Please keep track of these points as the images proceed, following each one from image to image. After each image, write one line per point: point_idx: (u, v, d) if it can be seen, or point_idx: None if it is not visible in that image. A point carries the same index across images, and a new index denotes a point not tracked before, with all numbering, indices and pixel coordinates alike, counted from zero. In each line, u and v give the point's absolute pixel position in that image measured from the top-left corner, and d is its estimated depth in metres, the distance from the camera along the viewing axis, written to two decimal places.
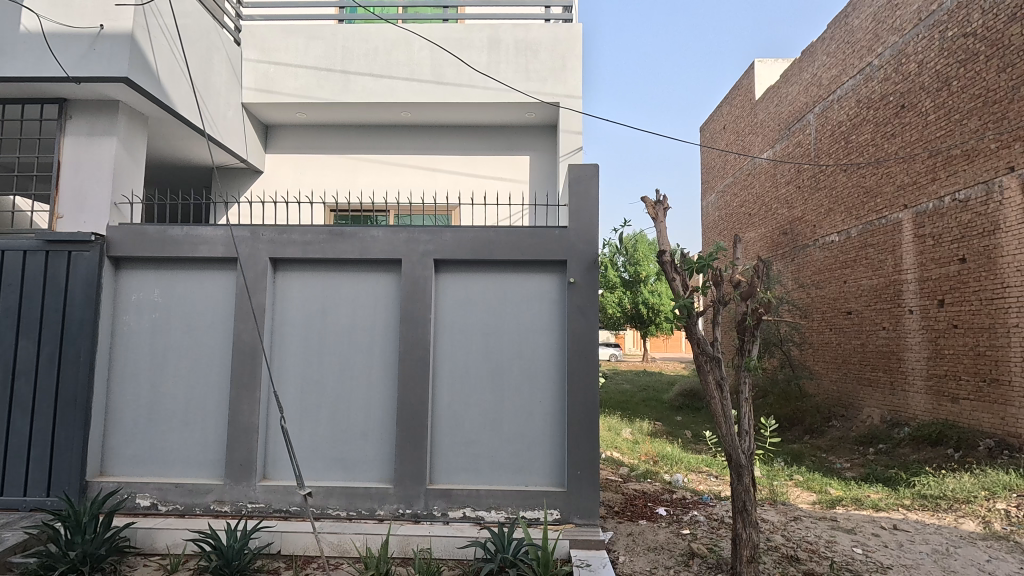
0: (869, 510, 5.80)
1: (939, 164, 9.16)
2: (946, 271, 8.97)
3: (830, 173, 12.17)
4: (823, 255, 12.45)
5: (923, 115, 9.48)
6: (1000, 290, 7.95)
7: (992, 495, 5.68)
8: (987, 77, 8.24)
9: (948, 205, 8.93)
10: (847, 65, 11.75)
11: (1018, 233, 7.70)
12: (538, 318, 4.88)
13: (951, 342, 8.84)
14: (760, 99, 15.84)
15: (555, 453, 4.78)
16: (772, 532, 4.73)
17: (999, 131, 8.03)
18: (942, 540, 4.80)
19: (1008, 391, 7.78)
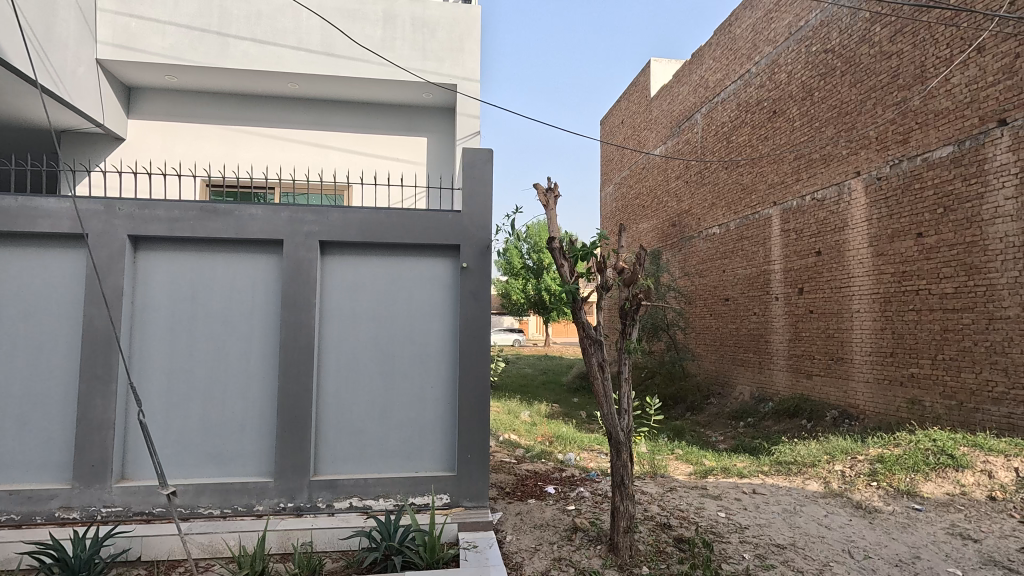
0: (735, 477, 6.41)
1: (802, 166, 10.19)
2: (805, 262, 10.04)
3: (713, 170, 13.13)
4: (706, 246, 13.45)
5: (791, 121, 10.47)
6: (846, 280, 9.04)
7: (832, 459, 6.47)
8: (841, 90, 9.25)
9: (808, 203, 9.98)
10: (730, 70, 12.68)
11: (861, 230, 8.78)
12: (430, 303, 4.81)
13: (807, 326, 9.94)
14: (654, 96, 16.71)
15: (446, 439, 4.76)
16: (649, 503, 5.06)
17: (849, 138, 9.07)
18: (791, 500, 5.40)
19: (850, 368, 8.91)
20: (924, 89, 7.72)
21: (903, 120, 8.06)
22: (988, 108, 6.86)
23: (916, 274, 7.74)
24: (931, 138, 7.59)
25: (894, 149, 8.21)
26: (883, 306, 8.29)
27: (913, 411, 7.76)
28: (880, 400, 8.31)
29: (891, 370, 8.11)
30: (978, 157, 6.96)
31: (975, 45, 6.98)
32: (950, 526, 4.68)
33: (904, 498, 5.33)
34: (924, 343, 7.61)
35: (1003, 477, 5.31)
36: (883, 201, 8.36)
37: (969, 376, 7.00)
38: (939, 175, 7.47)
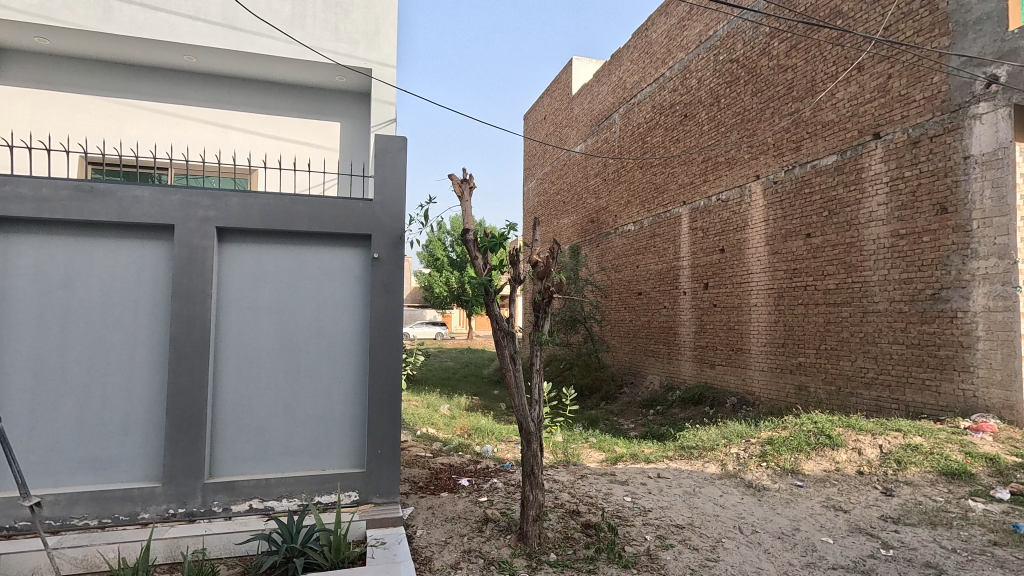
0: (642, 462, 6.72)
1: (708, 168, 10.81)
2: (710, 259, 10.66)
3: (629, 169, 13.63)
4: (621, 242, 13.96)
5: (700, 125, 11.06)
6: (746, 276, 9.71)
7: (729, 442, 6.93)
8: (744, 98, 9.89)
9: (713, 203, 10.61)
10: (646, 73, 13.18)
11: (758, 230, 9.45)
12: (338, 294, 4.62)
13: (711, 319, 10.58)
14: (576, 94, 17.07)
15: (355, 435, 4.62)
16: (560, 491, 5.18)
17: (750, 143, 9.72)
18: (691, 482, 5.73)
19: (747, 357, 9.61)
20: (814, 101, 8.42)
21: (796, 129, 8.74)
22: (865, 122, 7.59)
23: (805, 272, 8.46)
24: (819, 146, 8.30)
25: (788, 155, 8.89)
26: (777, 300, 9.00)
27: (800, 397, 8.49)
28: (773, 386, 9.03)
29: (782, 359, 8.83)
30: (857, 166, 7.69)
31: (856, 64, 7.70)
32: (825, 500, 5.16)
33: (788, 476, 5.82)
34: (810, 334, 8.35)
35: (870, 454, 5.93)
36: (778, 204, 9.05)
37: (846, 364, 7.76)
38: (825, 181, 8.18)
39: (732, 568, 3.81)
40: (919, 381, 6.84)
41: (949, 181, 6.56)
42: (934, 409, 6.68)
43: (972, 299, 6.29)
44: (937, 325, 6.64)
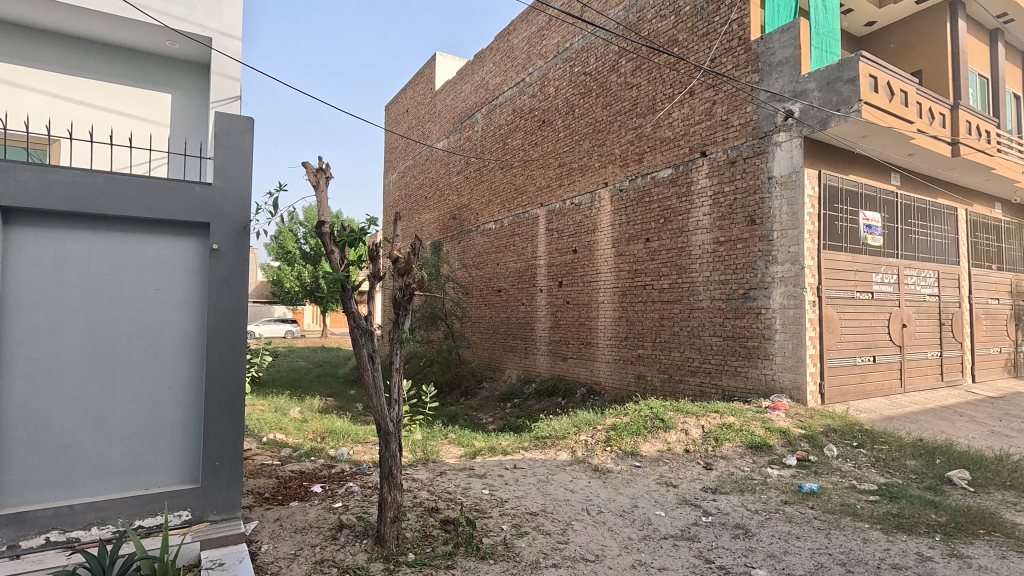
0: (499, 455, 6.91)
1: (563, 173, 11.45)
2: (564, 259, 11.30)
3: (490, 168, 13.92)
4: (482, 240, 14.21)
5: (556, 132, 11.66)
6: (594, 275, 10.47)
7: (578, 430, 7.41)
8: (596, 110, 10.63)
9: (567, 206, 11.26)
10: (507, 76, 13.55)
11: (606, 233, 10.23)
12: (168, 289, 4.08)
13: (564, 315, 11.23)
14: (438, 90, 16.99)
15: (187, 447, 4.11)
16: (418, 490, 5.12)
17: (600, 152, 10.47)
18: (544, 471, 6.03)
19: (595, 351, 10.38)
20: (654, 119, 9.33)
21: (639, 142, 9.62)
22: (695, 141, 8.59)
23: (644, 272, 9.34)
24: (657, 160, 9.21)
25: (632, 166, 9.73)
26: (621, 297, 9.83)
27: (639, 385, 9.37)
28: (616, 377, 9.86)
29: (625, 352, 9.67)
30: (687, 179, 8.68)
31: (688, 89, 8.69)
32: (659, 477, 5.77)
33: (628, 458, 6.40)
34: (648, 329, 9.26)
35: (694, 433, 6.73)
36: (623, 210, 9.88)
37: (676, 355, 8.73)
38: (662, 191, 9.10)
39: (580, 548, 4.07)
40: (732, 368, 7.93)
41: (757, 197, 7.69)
42: (743, 392, 7.80)
43: (772, 297, 7.46)
44: (746, 320, 7.76)
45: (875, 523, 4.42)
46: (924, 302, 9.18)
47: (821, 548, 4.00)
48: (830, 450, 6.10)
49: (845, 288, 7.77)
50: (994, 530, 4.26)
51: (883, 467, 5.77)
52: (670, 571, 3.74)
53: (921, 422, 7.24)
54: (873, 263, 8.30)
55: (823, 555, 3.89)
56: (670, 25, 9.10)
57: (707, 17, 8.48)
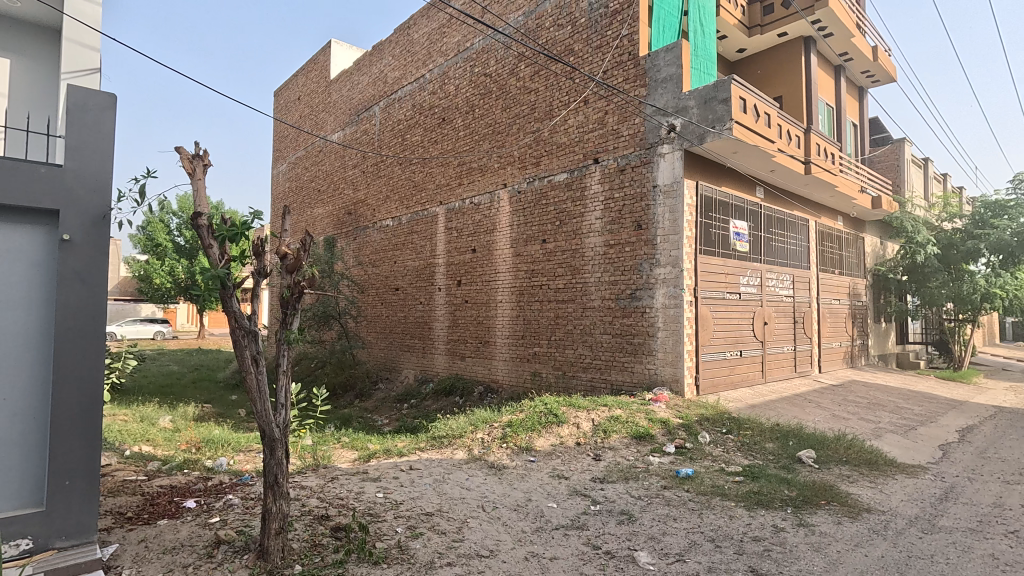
0: (394, 457, 6.76)
1: (463, 172, 11.46)
2: (463, 258, 11.32)
3: (388, 164, 13.59)
4: (379, 237, 13.83)
5: (456, 131, 11.64)
6: (493, 275, 10.59)
7: (475, 428, 7.45)
8: (495, 112, 10.76)
9: (467, 206, 11.29)
10: (406, 71, 13.30)
11: (504, 233, 10.40)
12: (4, 284, 3.53)
13: (462, 314, 11.25)
14: (333, 79, 16.26)
15: (28, 466, 3.58)
16: (307, 498, 4.87)
17: (499, 154, 10.62)
18: (440, 470, 6.01)
19: (492, 349, 10.51)
20: (551, 124, 9.64)
21: (536, 146, 9.89)
22: (588, 148, 8.99)
23: (540, 272, 9.62)
24: (554, 164, 9.52)
25: (530, 169, 9.97)
26: (518, 297, 10.04)
27: (534, 382, 9.65)
28: (513, 374, 10.07)
29: (521, 350, 9.91)
30: (581, 184, 9.08)
31: (583, 98, 9.09)
32: (552, 470, 5.98)
33: (523, 453, 6.55)
34: (543, 327, 9.55)
35: (585, 426, 7.06)
36: (520, 211, 10.10)
37: (569, 352, 9.10)
38: (558, 195, 9.43)
39: (475, 545, 4.10)
40: (620, 363, 8.43)
41: (644, 204, 8.23)
42: (630, 385, 8.31)
43: (656, 297, 8.02)
44: (633, 318, 8.28)
45: (739, 501, 4.92)
46: (782, 302, 10.36)
47: (694, 527, 4.38)
48: (703, 437, 6.68)
49: (718, 289, 8.55)
50: (833, 500, 4.91)
51: (747, 450, 6.43)
52: (561, 560, 3.89)
53: (778, 408, 8.17)
54: (741, 267, 9.22)
55: (696, 534, 4.26)
56: (566, 35, 9.45)
57: (601, 30, 8.92)
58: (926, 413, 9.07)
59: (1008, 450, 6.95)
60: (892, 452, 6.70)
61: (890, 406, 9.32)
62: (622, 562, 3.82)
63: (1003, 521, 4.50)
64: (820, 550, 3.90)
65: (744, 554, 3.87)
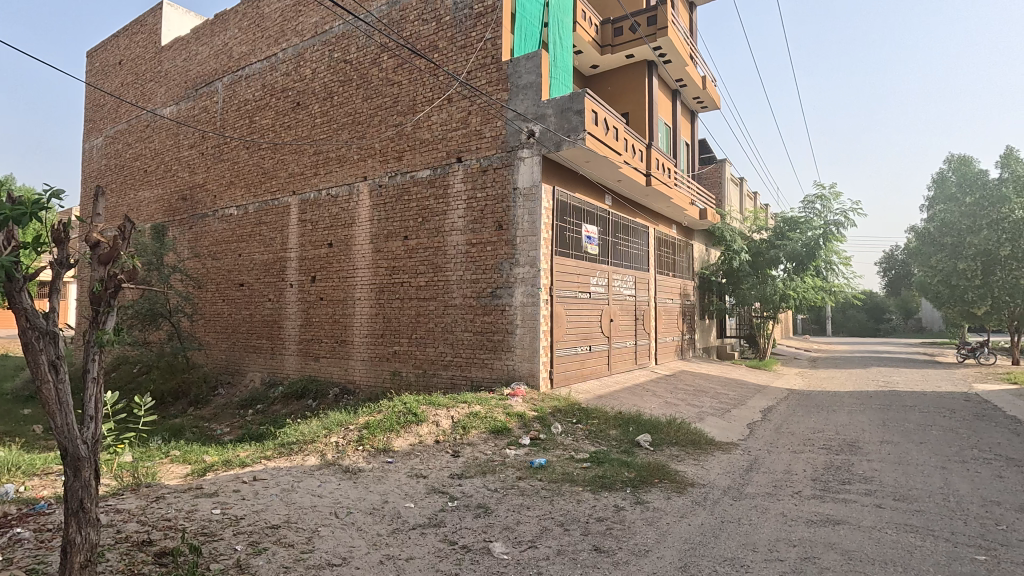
0: (235, 468, 6.14)
1: (319, 162, 10.81)
2: (318, 253, 10.68)
3: (233, 147, 12.36)
4: (220, 227, 12.51)
5: (312, 117, 10.95)
6: (351, 271, 10.14)
7: (329, 432, 7.08)
8: (355, 101, 10.32)
9: (323, 197, 10.67)
10: (256, 47, 12.20)
11: (364, 228, 10.02)
12: None
13: (317, 312, 10.63)
14: (166, 46, 14.35)
15: None
16: (124, 522, 4.24)
17: (359, 146, 10.21)
18: (288, 479, 5.60)
19: (350, 349, 10.08)
20: (414, 119, 9.49)
21: (398, 140, 9.67)
22: (451, 146, 9.02)
23: (401, 269, 9.44)
24: (416, 160, 9.39)
25: (391, 163, 9.72)
26: (378, 294, 9.73)
27: (393, 381, 9.44)
28: (371, 374, 9.76)
29: (380, 349, 9.64)
30: (444, 182, 9.07)
31: (446, 96, 9.10)
32: (410, 470, 5.90)
33: (380, 455, 6.35)
34: (404, 325, 9.38)
35: (444, 424, 7.07)
36: (381, 206, 9.80)
37: (430, 350, 9.06)
38: (420, 191, 9.32)
39: (326, 554, 3.89)
40: (480, 360, 8.59)
41: (504, 206, 8.47)
42: (489, 381, 8.51)
43: (515, 296, 8.30)
44: (493, 316, 8.48)
45: (586, 485, 5.29)
46: (626, 301, 11.34)
47: (545, 514, 4.62)
48: (556, 428, 7.06)
49: (571, 288, 9.10)
50: (664, 478, 5.50)
51: (594, 438, 6.93)
52: (417, 559, 3.85)
53: (621, 398, 8.94)
54: (591, 268, 9.90)
55: (547, 520, 4.49)
56: (431, 31, 9.37)
57: (465, 30, 8.97)
58: (738, 397, 10.55)
59: (796, 425, 8.36)
60: (712, 432, 7.69)
61: (711, 392, 10.69)
62: (477, 554, 3.89)
63: (791, 484, 5.40)
64: (653, 524, 4.35)
65: (589, 534, 4.17)
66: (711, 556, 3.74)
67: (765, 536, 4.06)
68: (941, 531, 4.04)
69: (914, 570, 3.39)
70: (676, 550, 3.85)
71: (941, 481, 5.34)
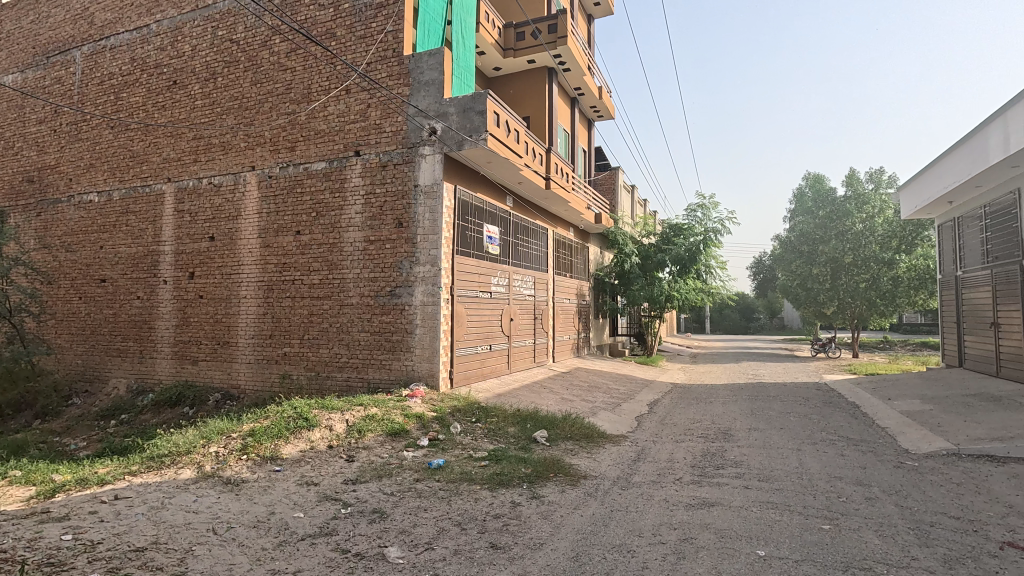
0: (92, 487, 5.42)
1: (200, 147, 9.90)
2: (198, 247, 9.79)
3: (94, 126, 10.97)
4: (77, 215, 11.04)
5: (192, 98, 10.01)
6: (236, 267, 9.40)
7: (207, 442, 6.50)
8: (243, 84, 9.59)
9: (204, 186, 9.79)
10: (124, 15, 10.92)
11: (251, 222, 9.33)
12: None
13: (195, 311, 9.73)
14: (8, 4, 12.42)
15: None
16: None
17: (247, 132, 9.50)
18: (158, 495, 5.06)
19: (234, 351, 9.35)
20: (308, 108, 9.01)
21: (291, 129, 9.13)
22: (349, 139, 8.68)
23: (293, 266, 8.92)
24: (310, 151, 8.92)
25: (283, 153, 9.15)
26: (266, 292, 9.12)
27: (283, 385, 8.90)
28: (258, 378, 9.12)
29: (268, 350, 9.04)
30: (340, 176, 8.70)
31: (344, 86, 8.74)
32: (299, 478, 5.57)
33: (267, 464, 5.93)
34: (295, 326, 8.87)
35: (338, 428, 6.77)
36: (271, 198, 9.19)
37: (324, 351, 8.65)
38: (315, 184, 8.86)
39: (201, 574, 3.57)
40: (378, 361, 8.35)
41: (404, 203, 8.30)
42: (386, 383, 8.29)
43: (414, 295, 8.17)
44: (392, 315, 8.28)
45: (484, 483, 5.33)
46: (525, 300, 11.58)
47: (443, 514, 4.58)
48: (454, 427, 7.04)
49: (471, 288, 9.12)
50: (559, 472, 5.69)
51: (492, 436, 7.00)
52: (306, 571, 3.66)
53: (520, 395, 9.12)
54: (492, 268, 9.99)
55: (444, 520, 4.46)
56: (328, 17, 8.95)
57: (365, 20, 8.68)
58: (627, 392, 11.18)
59: (678, 416, 9.03)
60: (604, 426, 8.08)
61: (603, 387, 11.23)
62: (371, 561, 3.77)
63: (673, 472, 5.82)
64: (548, 517, 4.48)
65: (486, 532, 4.21)
66: (601, 544, 3.92)
67: (650, 521, 4.34)
68: (796, 506, 4.55)
69: (773, 542, 3.79)
70: (568, 541, 3.99)
71: (796, 462, 6.03)
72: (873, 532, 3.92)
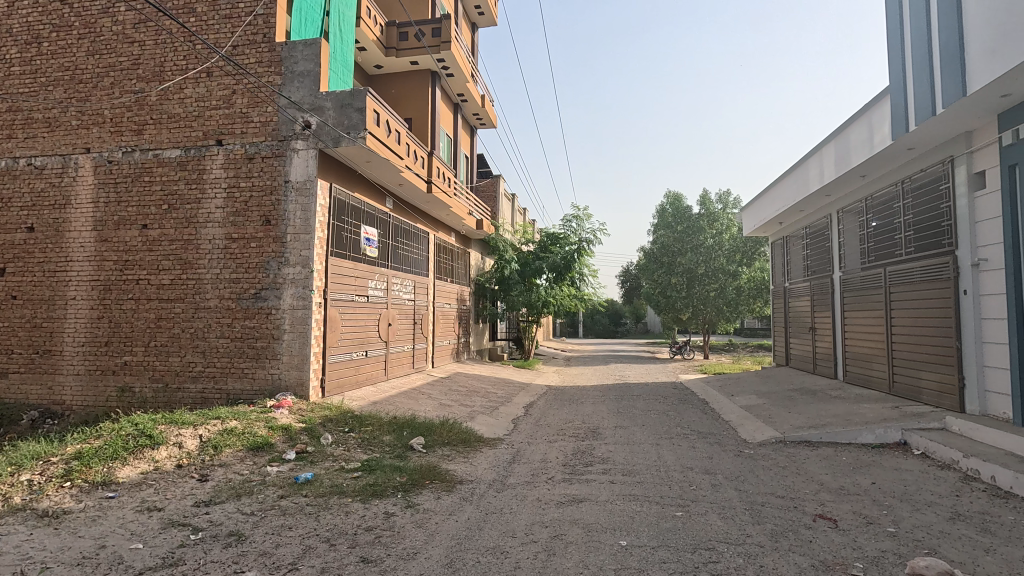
0: None
1: (17, 122, 8.41)
2: (11, 239, 8.28)
3: None
4: None
5: (8, 64, 8.47)
6: (63, 264, 8.10)
7: (16, 469, 5.47)
8: (77, 54, 8.33)
9: (22, 167, 8.31)
10: None
11: (84, 212, 8.10)
12: None
13: (6, 314, 8.21)
14: None
15: None
16: None
17: (81, 109, 8.25)
18: None
19: (58, 360, 8.03)
20: (160, 88, 8.06)
21: (137, 109, 8.10)
22: (210, 126, 7.91)
23: (137, 264, 7.90)
24: (162, 137, 7.98)
25: (127, 136, 8.08)
26: (102, 294, 7.97)
27: (122, 399, 7.83)
28: (89, 392, 7.92)
29: (103, 360, 7.90)
30: (198, 166, 7.89)
31: (205, 68, 7.96)
32: (139, 504, 4.91)
33: (97, 490, 5.13)
34: (138, 332, 7.86)
35: (189, 445, 6.10)
36: (111, 186, 8.06)
37: (173, 360, 7.75)
38: (166, 173, 7.93)
39: None
40: (239, 370, 7.67)
41: (273, 199, 7.74)
42: (248, 393, 7.64)
43: (283, 298, 7.63)
44: (256, 320, 7.66)
45: (356, 495, 5.11)
46: (404, 305, 11.34)
47: (309, 532, 4.31)
48: (325, 438, 6.68)
49: (346, 291, 8.73)
50: (434, 479, 5.63)
51: (366, 445, 6.74)
52: None
53: (396, 402, 8.90)
54: (369, 271, 9.64)
55: (311, 538, 4.20)
56: None
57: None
58: (505, 395, 11.40)
59: (551, 417, 9.39)
60: (481, 430, 8.16)
61: (481, 392, 11.35)
62: None
63: (546, 472, 6.03)
64: (422, 526, 4.41)
65: (357, 546, 4.03)
66: (475, 547, 3.94)
67: (523, 521, 4.45)
68: (654, 496, 4.95)
69: (635, 532, 4.08)
70: (443, 548, 3.95)
71: (655, 456, 6.56)
72: (717, 515, 4.38)
